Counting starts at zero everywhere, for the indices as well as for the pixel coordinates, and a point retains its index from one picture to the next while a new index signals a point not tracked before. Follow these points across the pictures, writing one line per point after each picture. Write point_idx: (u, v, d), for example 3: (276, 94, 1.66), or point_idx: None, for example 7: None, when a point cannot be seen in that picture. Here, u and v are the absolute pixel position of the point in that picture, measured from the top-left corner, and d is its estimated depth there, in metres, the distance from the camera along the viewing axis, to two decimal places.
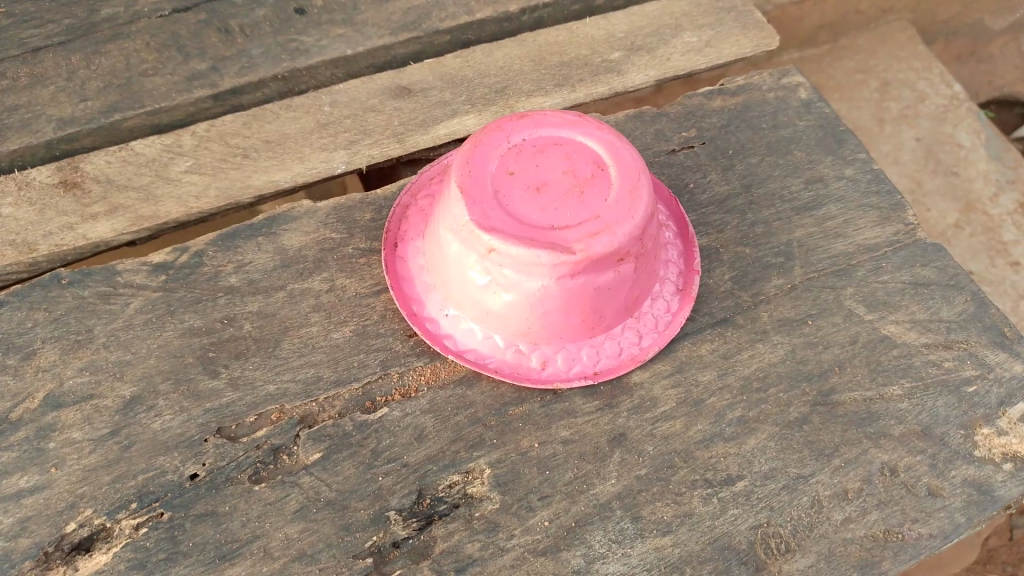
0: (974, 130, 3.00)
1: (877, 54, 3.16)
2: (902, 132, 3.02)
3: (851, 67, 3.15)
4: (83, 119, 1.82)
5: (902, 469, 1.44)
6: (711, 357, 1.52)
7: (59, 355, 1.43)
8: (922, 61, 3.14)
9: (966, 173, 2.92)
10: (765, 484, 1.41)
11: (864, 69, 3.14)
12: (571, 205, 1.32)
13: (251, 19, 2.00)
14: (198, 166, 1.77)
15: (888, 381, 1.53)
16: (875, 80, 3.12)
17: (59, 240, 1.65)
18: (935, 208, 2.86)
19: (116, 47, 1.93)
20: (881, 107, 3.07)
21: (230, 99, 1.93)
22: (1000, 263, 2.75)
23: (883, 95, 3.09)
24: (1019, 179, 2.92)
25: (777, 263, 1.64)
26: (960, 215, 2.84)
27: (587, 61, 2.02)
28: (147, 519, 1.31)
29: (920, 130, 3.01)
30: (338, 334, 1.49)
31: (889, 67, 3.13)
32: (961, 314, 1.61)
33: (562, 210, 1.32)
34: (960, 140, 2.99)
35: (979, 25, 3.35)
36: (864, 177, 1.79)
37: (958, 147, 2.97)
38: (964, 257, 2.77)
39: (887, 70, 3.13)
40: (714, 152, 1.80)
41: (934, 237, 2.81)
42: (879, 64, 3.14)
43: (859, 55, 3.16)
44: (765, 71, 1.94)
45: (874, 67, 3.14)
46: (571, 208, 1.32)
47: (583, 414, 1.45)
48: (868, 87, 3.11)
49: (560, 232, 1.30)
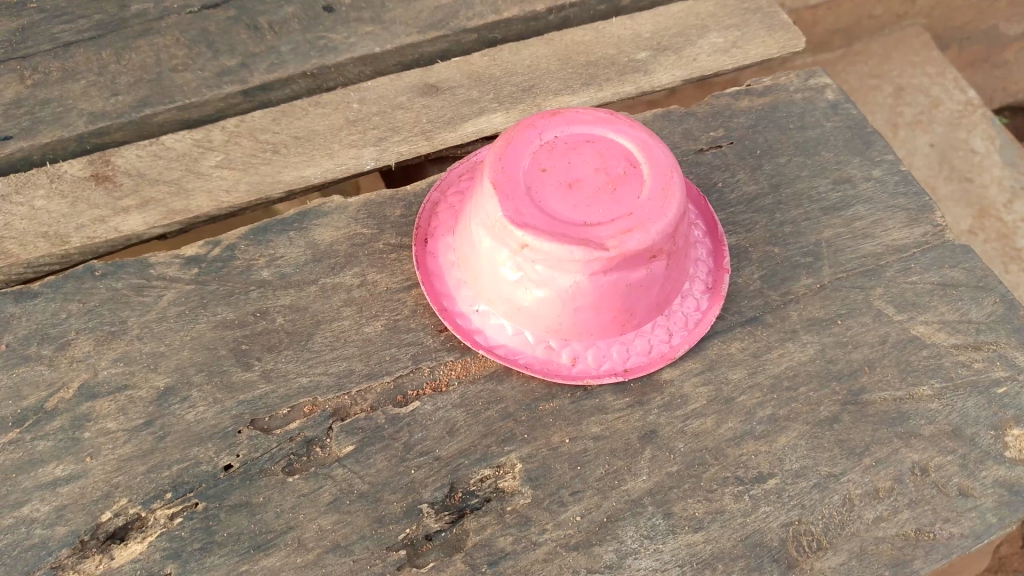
0: (988, 136, 2.99)
1: (894, 58, 3.16)
2: (917, 137, 3.02)
3: (866, 71, 3.16)
4: (114, 114, 1.84)
5: (933, 469, 1.44)
6: (741, 355, 1.53)
7: (93, 346, 1.44)
8: (937, 66, 3.13)
9: (980, 180, 2.91)
10: (797, 482, 1.41)
11: (879, 75, 3.15)
12: (604, 202, 1.33)
13: (280, 17, 2.01)
14: (228, 161, 1.78)
15: (918, 381, 1.53)
16: (890, 85, 3.12)
17: (91, 232, 1.67)
18: (951, 214, 2.85)
19: (146, 43, 1.94)
20: (896, 112, 3.07)
21: (260, 95, 1.95)
22: (1014, 270, 2.73)
23: (898, 100, 3.09)
24: None
25: (805, 263, 1.65)
26: (973, 222, 2.83)
27: (614, 61, 2.02)
28: (181, 509, 1.32)
29: (934, 136, 3.01)
30: (370, 328, 1.50)
31: (904, 72, 3.13)
32: (990, 316, 1.61)
33: (595, 207, 1.32)
34: (974, 145, 2.98)
35: (995, 31, 3.36)
36: (891, 178, 1.79)
37: (972, 153, 2.96)
38: None
39: (902, 74, 3.12)
40: (741, 151, 1.80)
41: None
42: (894, 69, 3.14)
43: (874, 60, 3.17)
44: (792, 72, 1.95)
45: (889, 73, 3.14)
46: (604, 205, 1.33)
47: (614, 411, 1.45)
48: (882, 92, 3.12)
49: (594, 229, 1.30)
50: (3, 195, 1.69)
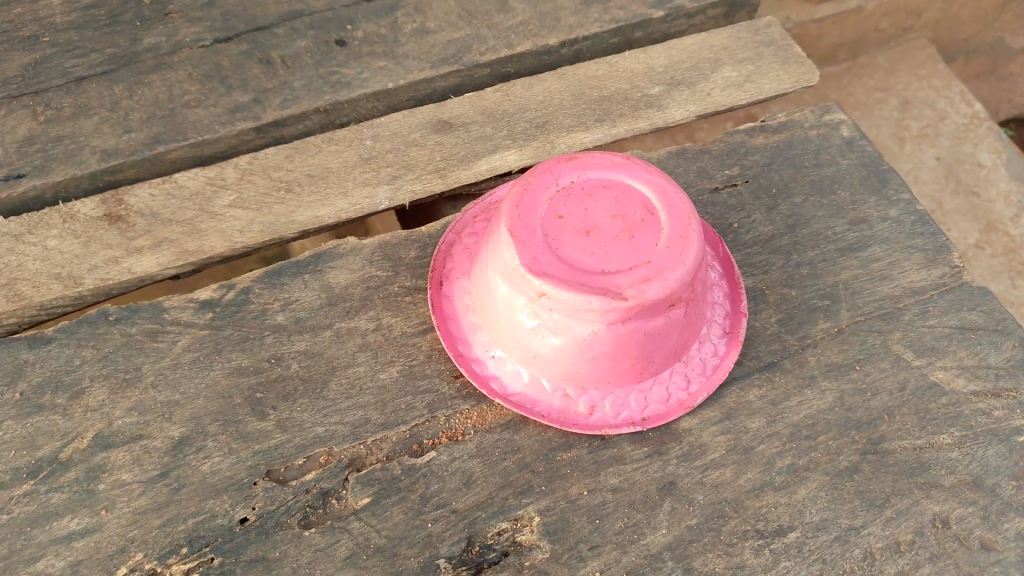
0: (994, 149, 2.99)
1: (896, 72, 3.14)
2: (923, 152, 3.01)
3: (871, 85, 3.14)
4: (127, 151, 1.83)
5: (954, 521, 1.42)
6: (760, 403, 1.52)
7: (107, 394, 1.43)
8: (943, 79, 3.12)
9: (986, 194, 2.92)
10: (817, 535, 1.40)
11: (883, 88, 3.13)
12: (621, 249, 1.32)
13: (292, 51, 2.01)
14: (241, 201, 1.78)
15: (937, 430, 1.51)
16: (895, 99, 3.11)
17: (105, 273, 1.66)
18: (957, 230, 2.87)
19: (159, 79, 1.93)
20: (901, 126, 3.07)
21: (273, 131, 1.94)
22: (1020, 285, 2.77)
23: (903, 114, 3.09)
24: None
25: (823, 306, 1.64)
26: (980, 236, 2.85)
27: (627, 96, 2.01)
28: (197, 564, 1.31)
29: (940, 149, 3.01)
30: (385, 375, 1.49)
31: (909, 85, 3.11)
32: (1009, 361, 1.60)
33: (613, 255, 1.31)
34: (981, 160, 2.98)
35: (999, 44, 3.35)
36: (908, 218, 1.78)
37: (977, 167, 2.96)
38: (983, 277, 2.81)
39: (907, 88, 3.11)
40: (757, 191, 1.79)
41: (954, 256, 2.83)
42: (899, 82, 3.12)
43: (878, 73, 3.15)
44: (807, 108, 1.94)
45: (894, 86, 3.12)
46: (622, 253, 1.31)
47: (632, 461, 1.44)
48: (887, 106, 3.10)
49: (612, 277, 1.29)
50: (16, 236, 1.68)
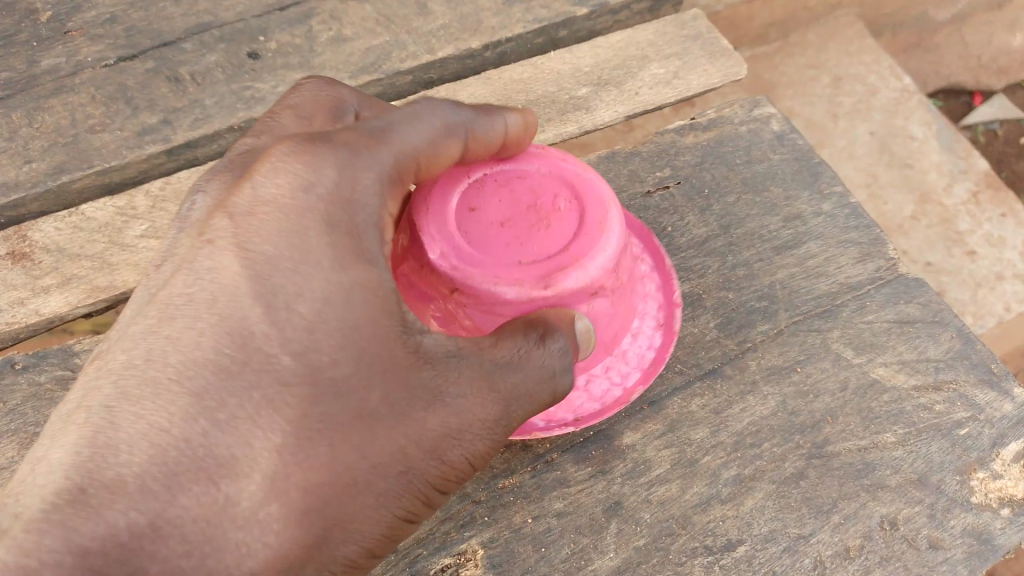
0: (925, 122, 3.02)
1: (825, 50, 3.14)
2: (855, 126, 3.03)
3: (803, 63, 3.13)
4: (28, 184, 1.73)
5: (902, 521, 1.41)
6: (703, 413, 1.48)
7: (15, 451, 1.35)
8: (872, 54, 3.14)
9: (919, 166, 2.94)
10: (766, 547, 1.38)
11: (815, 65, 3.13)
12: (537, 241, 1.24)
13: (202, 66, 1.91)
14: (154, 229, 1.66)
15: (881, 429, 1.49)
16: (827, 76, 3.11)
17: (10, 318, 1.58)
18: (893, 202, 2.87)
19: (60, 103, 1.82)
20: (835, 103, 3.07)
21: (185, 153, 1.85)
22: (956, 253, 2.76)
23: (836, 91, 3.09)
24: (969, 171, 2.94)
25: (761, 307, 1.61)
26: (915, 209, 2.86)
27: (555, 99, 1.96)
28: None
29: (872, 124, 3.03)
30: None
31: (839, 61, 3.12)
32: (947, 353, 1.58)
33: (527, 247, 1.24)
34: (912, 133, 3.01)
35: (924, 17, 3.35)
36: (842, 212, 1.75)
37: (909, 140, 2.99)
38: (920, 249, 2.78)
39: (838, 65, 3.12)
40: (689, 192, 1.76)
41: (890, 231, 2.82)
42: (830, 58, 3.13)
43: (809, 52, 3.14)
44: (736, 103, 1.91)
45: (825, 62, 3.13)
46: (536, 245, 1.24)
47: (576, 483, 1.41)
48: (819, 83, 3.10)
49: (525, 271, 1.22)
50: None
